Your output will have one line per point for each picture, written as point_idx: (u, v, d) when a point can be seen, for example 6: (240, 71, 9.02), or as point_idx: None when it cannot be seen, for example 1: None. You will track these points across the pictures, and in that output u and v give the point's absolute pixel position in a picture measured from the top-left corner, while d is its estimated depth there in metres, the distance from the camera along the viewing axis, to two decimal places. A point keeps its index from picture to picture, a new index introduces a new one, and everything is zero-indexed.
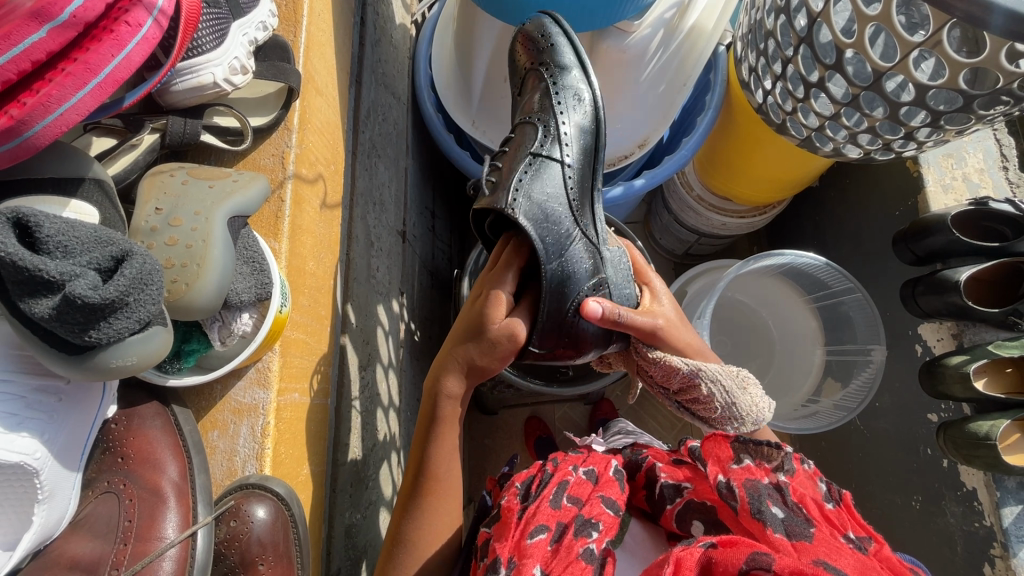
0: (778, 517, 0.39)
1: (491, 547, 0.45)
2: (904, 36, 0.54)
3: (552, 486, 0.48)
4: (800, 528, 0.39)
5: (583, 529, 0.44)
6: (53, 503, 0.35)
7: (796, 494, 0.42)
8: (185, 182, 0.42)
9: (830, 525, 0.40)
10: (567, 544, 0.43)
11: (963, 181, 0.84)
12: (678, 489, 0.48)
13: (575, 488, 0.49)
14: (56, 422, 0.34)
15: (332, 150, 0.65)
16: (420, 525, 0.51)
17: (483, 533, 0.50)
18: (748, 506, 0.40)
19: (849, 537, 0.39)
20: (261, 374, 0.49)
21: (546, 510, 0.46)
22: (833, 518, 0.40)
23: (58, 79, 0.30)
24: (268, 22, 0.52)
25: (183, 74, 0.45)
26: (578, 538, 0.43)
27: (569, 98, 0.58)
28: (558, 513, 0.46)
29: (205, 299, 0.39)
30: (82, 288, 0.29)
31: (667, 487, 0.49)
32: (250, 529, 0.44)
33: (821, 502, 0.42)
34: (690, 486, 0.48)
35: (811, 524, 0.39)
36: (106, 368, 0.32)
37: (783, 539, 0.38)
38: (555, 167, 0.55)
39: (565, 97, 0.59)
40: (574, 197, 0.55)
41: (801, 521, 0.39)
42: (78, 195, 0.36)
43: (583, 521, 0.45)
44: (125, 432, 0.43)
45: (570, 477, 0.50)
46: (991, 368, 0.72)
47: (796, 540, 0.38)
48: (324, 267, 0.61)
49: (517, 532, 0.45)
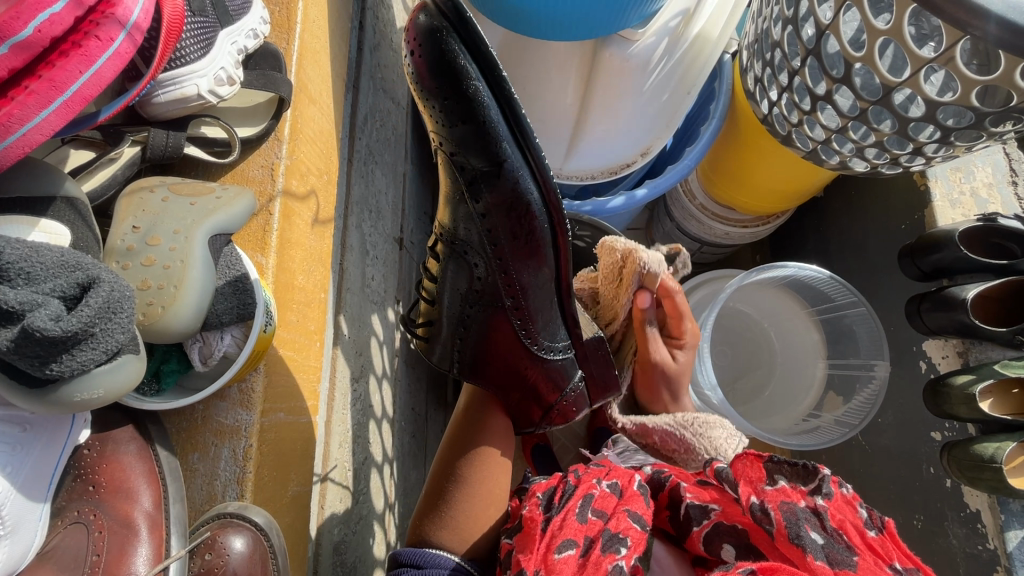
0: (818, 543, 0.38)
1: (515, 559, 0.45)
2: (916, 50, 0.52)
3: (576, 499, 0.47)
4: (841, 556, 0.37)
5: (610, 544, 0.43)
6: (17, 537, 0.34)
7: (835, 520, 0.39)
8: (166, 199, 0.41)
9: (873, 553, 0.38)
10: (595, 559, 0.42)
11: (971, 197, 0.82)
12: (705, 510, 0.46)
13: (601, 501, 0.47)
14: (21, 452, 0.33)
15: (326, 159, 0.64)
16: (474, 467, 0.59)
17: (505, 544, 0.49)
18: (785, 531, 0.39)
19: (894, 568, 0.37)
20: (245, 395, 0.48)
21: (572, 524, 0.45)
22: (877, 546, 0.38)
23: (20, 97, 0.28)
24: (260, 29, 0.50)
25: (165, 86, 0.43)
26: (607, 554, 0.42)
27: (508, 213, 0.52)
28: (584, 528, 0.45)
29: (183, 322, 0.38)
30: (42, 320, 0.27)
31: (694, 508, 0.47)
32: (226, 561, 0.42)
33: (863, 530, 0.39)
34: (717, 508, 0.46)
35: (854, 553, 0.38)
36: (71, 401, 0.31)
37: (824, 567, 0.37)
38: (499, 300, 0.58)
39: (500, 215, 0.52)
40: (524, 330, 0.59)
41: (844, 549, 0.38)
42: (48, 215, 0.34)
43: (610, 536, 0.44)
44: (98, 459, 0.41)
45: (595, 490, 0.48)
46: (998, 388, 0.70)
47: (837, 568, 0.37)
48: (315, 280, 0.59)
49: (541, 546, 0.44)
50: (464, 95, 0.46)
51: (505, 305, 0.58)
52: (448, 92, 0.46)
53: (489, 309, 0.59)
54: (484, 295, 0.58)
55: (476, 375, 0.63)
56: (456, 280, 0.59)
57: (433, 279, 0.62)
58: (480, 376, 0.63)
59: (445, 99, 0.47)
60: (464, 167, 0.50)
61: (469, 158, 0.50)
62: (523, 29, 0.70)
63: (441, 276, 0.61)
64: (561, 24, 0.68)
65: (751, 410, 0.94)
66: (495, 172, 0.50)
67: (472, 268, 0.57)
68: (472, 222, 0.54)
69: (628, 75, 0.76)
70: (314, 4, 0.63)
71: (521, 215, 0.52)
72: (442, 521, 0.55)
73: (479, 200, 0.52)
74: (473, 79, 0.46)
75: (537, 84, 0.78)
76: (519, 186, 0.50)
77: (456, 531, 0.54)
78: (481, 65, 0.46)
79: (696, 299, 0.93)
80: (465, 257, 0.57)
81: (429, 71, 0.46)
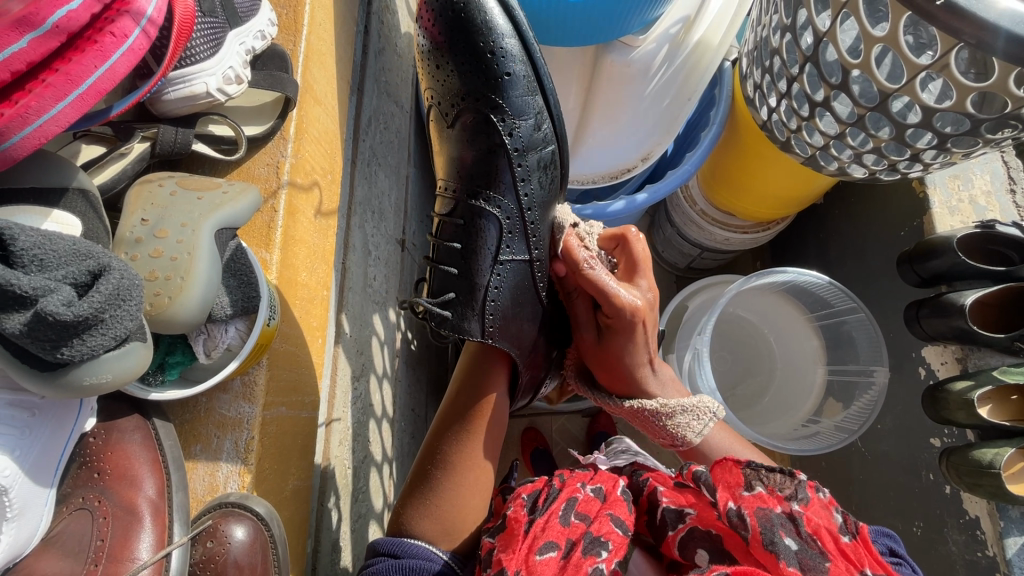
0: (792, 549, 0.38)
1: (497, 558, 0.45)
2: (911, 57, 0.53)
3: (560, 501, 0.48)
4: (814, 563, 0.37)
5: (591, 548, 0.44)
6: (23, 521, 0.34)
7: (810, 525, 0.40)
8: (174, 193, 0.42)
9: (845, 559, 0.38)
10: (576, 561, 0.43)
11: (969, 204, 0.83)
12: (681, 514, 0.47)
13: (584, 505, 0.48)
14: (29, 437, 0.34)
15: (330, 159, 0.65)
16: (459, 447, 0.58)
17: (486, 543, 0.48)
18: (760, 537, 0.39)
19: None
20: (248, 388, 0.49)
21: (555, 527, 0.46)
22: (850, 552, 0.38)
23: (38, 90, 0.29)
24: (267, 31, 0.51)
25: (175, 83, 0.44)
26: (587, 557, 0.43)
27: (533, 156, 0.56)
28: (567, 530, 0.46)
29: (188, 313, 0.39)
30: (54, 305, 0.28)
31: (669, 512, 0.48)
32: (226, 550, 0.42)
33: (837, 534, 0.39)
34: (693, 512, 0.47)
35: (826, 559, 0.38)
36: (80, 385, 0.31)
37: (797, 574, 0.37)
38: (521, 250, 0.59)
39: (530, 157, 0.56)
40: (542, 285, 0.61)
41: (816, 554, 0.38)
42: (60, 206, 0.35)
43: (592, 540, 0.45)
44: (102, 447, 0.41)
45: (578, 494, 0.49)
46: (996, 395, 0.71)
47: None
48: (318, 277, 0.60)
49: (524, 546, 0.45)
50: (495, 43, 0.52)
51: (527, 253, 0.59)
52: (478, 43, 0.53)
53: (512, 261, 0.59)
54: (508, 244, 0.58)
55: (500, 338, 0.59)
56: (477, 236, 0.58)
57: (446, 242, 0.60)
58: (502, 338, 0.59)
59: (473, 49, 0.53)
60: (490, 110, 0.54)
61: (495, 103, 0.54)
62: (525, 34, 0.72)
63: (457, 237, 0.59)
64: (564, 27, 0.70)
65: (751, 415, 0.94)
66: (520, 117, 0.54)
67: (500, 219, 0.57)
68: (497, 168, 0.56)
69: (629, 81, 0.77)
70: (321, 7, 0.65)
71: (545, 159, 0.57)
72: (423, 501, 0.56)
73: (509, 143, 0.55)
74: (506, 32, 0.53)
75: None
76: (542, 131, 0.55)
77: (435, 519, 0.54)
78: (504, 19, 0.53)
79: (697, 303, 0.94)
80: (491, 208, 0.57)
81: (463, 20, 0.53)
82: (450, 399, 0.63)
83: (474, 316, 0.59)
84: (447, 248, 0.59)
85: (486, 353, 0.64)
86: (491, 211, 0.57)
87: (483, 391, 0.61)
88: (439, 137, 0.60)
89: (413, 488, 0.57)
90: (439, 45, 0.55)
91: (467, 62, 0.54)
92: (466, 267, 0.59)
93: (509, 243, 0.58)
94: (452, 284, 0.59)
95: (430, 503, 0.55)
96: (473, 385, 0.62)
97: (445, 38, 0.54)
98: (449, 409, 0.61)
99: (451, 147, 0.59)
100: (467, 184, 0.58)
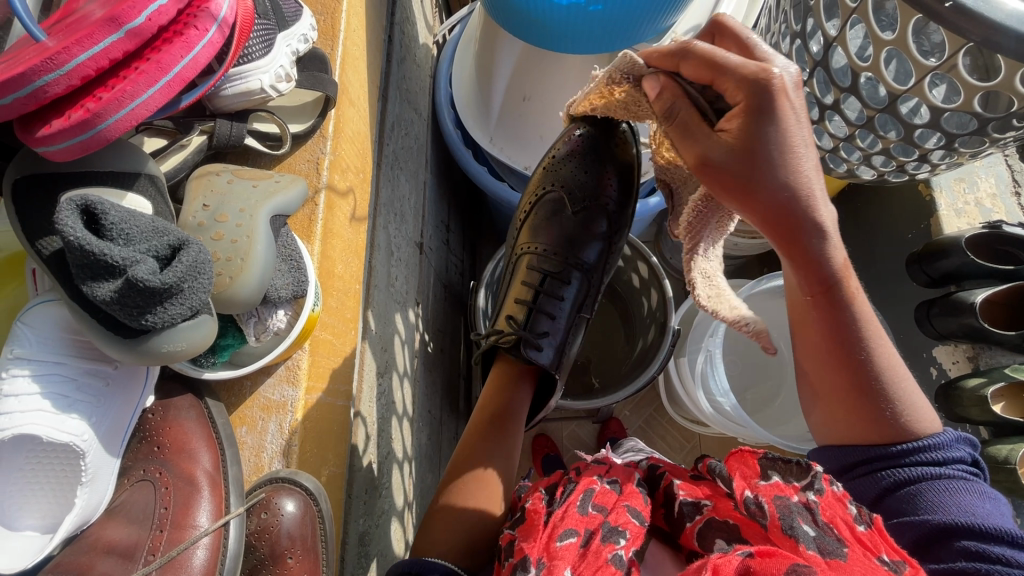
0: (810, 535, 0.38)
1: (519, 546, 0.46)
2: (920, 59, 0.55)
3: (578, 492, 0.49)
4: (832, 547, 0.37)
5: (610, 535, 0.45)
6: (95, 486, 0.36)
7: (826, 514, 0.39)
8: (230, 181, 0.44)
9: (863, 546, 0.37)
10: (595, 549, 0.43)
11: (975, 207, 0.87)
12: (697, 506, 0.47)
13: (601, 497, 0.49)
14: (102, 405, 0.36)
15: (362, 158, 0.67)
16: (488, 466, 0.60)
17: (506, 534, 0.50)
18: (778, 522, 0.39)
19: (883, 560, 0.36)
20: (291, 372, 0.50)
21: (573, 516, 0.46)
22: (866, 540, 0.37)
23: (132, 76, 0.31)
24: (309, 35, 0.54)
25: (233, 80, 0.47)
26: (606, 544, 0.44)
27: (616, 245, 0.77)
28: (585, 519, 0.46)
29: (246, 292, 0.41)
30: (144, 273, 0.30)
31: (686, 505, 0.48)
32: (279, 522, 0.45)
33: (852, 524, 0.38)
34: (709, 504, 0.47)
35: (844, 544, 0.37)
36: (158, 352, 0.34)
37: (816, 556, 0.36)
38: (587, 311, 0.77)
39: (611, 244, 0.76)
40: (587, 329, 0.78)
41: (833, 541, 0.37)
42: (134, 189, 0.37)
43: (610, 529, 0.45)
44: (161, 422, 0.44)
45: (595, 485, 0.50)
46: (1009, 393, 0.72)
47: (828, 558, 0.36)
48: (351, 271, 0.62)
49: (543, 535, 0.46)
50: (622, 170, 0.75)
51: (588, 313, 0.77)
52: (619, 166, 0.74)
53: (577, 306, 0.75)
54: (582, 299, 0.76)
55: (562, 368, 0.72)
56: (564, 282, 0.74)
57: (541, 286, 0.74)
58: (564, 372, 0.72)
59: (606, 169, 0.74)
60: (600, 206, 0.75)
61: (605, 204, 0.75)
62: (542, 42, 0.75)
63: (549, 283, 0.74)
64: (579, 35, 0.73)
65: (765, 418, 0.96)
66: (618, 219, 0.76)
67: (582, 276, 0.75)
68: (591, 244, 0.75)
69: None
70: (355, 14, 0.68)
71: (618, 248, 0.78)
72: (450, 513, 0.56)
73: (604, 230, 0.76)
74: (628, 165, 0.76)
75: (554, 95, 0.86)
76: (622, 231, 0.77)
77: (453, 528, 0.55)
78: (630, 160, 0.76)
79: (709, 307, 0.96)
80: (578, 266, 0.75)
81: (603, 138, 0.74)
82: (473, 425, 0.66)
83: (548, 346, 0.70)
84: (540, 291, 0.73)
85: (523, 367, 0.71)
86: (579, 268, 0.75)
87: (508, 414, 0.66)
88: (546, 209, 0.76)
89: (438, 510, 0.57)
90: (579, 150, 0.74)
91: (595, 172, 0.74)
92: (550, 309, 0.73)
93: (583, 297, 0.76)
94: (541, 321, 0.72)
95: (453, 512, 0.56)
96: (497, 411, 0.66)
97: (585, 150, 0.74)
98: (473, 431, 0.65)
99: (552, 215, 0.75)
100: (563, 246, 0.75)
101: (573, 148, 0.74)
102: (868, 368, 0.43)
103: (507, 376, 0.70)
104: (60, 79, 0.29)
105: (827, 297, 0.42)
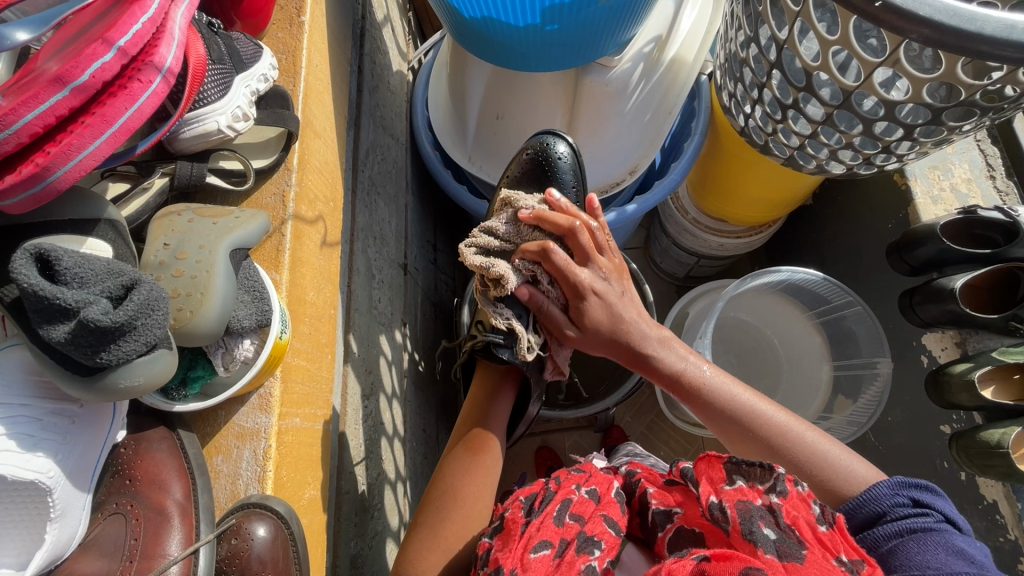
0: (770, 538, 0.37)
1: (494, 556, 0.46)
2: (866, 57, 0.56)
3: (555, 503, 0.48)
4: (792, 550, 0.36)
5: (585, 546, 0.44)
6: (64, 522, 0.38)
7: (788, 516, 0.38)
8: (192, 220, 0.46)
9: (822, 546, 0.37)
10: (569, 560, 0.43)
11: (951, 192, 0.87)
12: (669, 514, 0.47)
13: (579, 506, 0.48)
14: (67, 444, 0.38)
15: (331, 187, 0.69)
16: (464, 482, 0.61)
17: (482, 543, 0.49)
18: (739, 527, 0.38)
19: (840, 561, 0.36)
20: (264, 400, 0.50)
21: (549, 526, 0.46)
22: (826, 540, 0.37)
23: (78, 130, 0.34)
24: (269, 74, 0.57)
25: (190, 123, 0.50)
26: (581, 554, 0.43)
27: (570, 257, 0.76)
28: (562, 530, 0.46)
29: (208, 325, 0.42)
30: (96, 313, 0.32)
31: (659, 514, 0.47)
32: (250, 546, 0.46)
33: (814, 525, 0.38)
34: (680, 512, 0.46)
35: (804, 547, 0.37)
36: (116, 388, 0.36)
37: (774, 560, 0.36)
38: None
39: None
40: None
41: (794, 543, 0.37)
42: (93, 234, 0.39)
43: (585, 539, 0.45)
44: (133, 455, 0.47)
45: (573, 495, 0.49)
46: (998, 375, 0.73)
47: (786, 561, 0.36)
48: (324, 296, 0.64)
49: (519, 545, 0.45)
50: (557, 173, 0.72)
51: None
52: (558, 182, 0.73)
53: None
54: None
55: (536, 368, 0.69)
56: None
57: None
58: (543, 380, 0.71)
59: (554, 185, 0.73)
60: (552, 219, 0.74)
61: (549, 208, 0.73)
62: (505, 63, 0.78)
63: None
64: (540, 54, 0.75)
65: None
66: None
67: None
68: None
69: (609, 99, 0.85)
70: (319, 50, 0.70)
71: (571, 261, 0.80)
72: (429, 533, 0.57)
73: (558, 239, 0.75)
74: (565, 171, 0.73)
75: (522, 113, 0.87)
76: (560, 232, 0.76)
77: (436, 547, 0.56)
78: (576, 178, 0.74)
79: (698, 310, 0.94)
80: None
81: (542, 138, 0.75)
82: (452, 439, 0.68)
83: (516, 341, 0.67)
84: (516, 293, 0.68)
85: (495, 384, 0.72)
86: None
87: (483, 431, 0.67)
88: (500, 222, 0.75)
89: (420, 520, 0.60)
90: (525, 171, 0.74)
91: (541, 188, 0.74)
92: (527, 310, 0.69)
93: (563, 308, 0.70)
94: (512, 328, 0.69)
95: (439, 533, 0.57)
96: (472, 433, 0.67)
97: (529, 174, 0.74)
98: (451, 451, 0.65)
99: None
100: None
101: (523, 169, 0.75)
102: (762, 445, 0.50)
103: (490, 381, 0.72)
104: (10, 138, 0.31)
105: (678, 389, 0.54)
